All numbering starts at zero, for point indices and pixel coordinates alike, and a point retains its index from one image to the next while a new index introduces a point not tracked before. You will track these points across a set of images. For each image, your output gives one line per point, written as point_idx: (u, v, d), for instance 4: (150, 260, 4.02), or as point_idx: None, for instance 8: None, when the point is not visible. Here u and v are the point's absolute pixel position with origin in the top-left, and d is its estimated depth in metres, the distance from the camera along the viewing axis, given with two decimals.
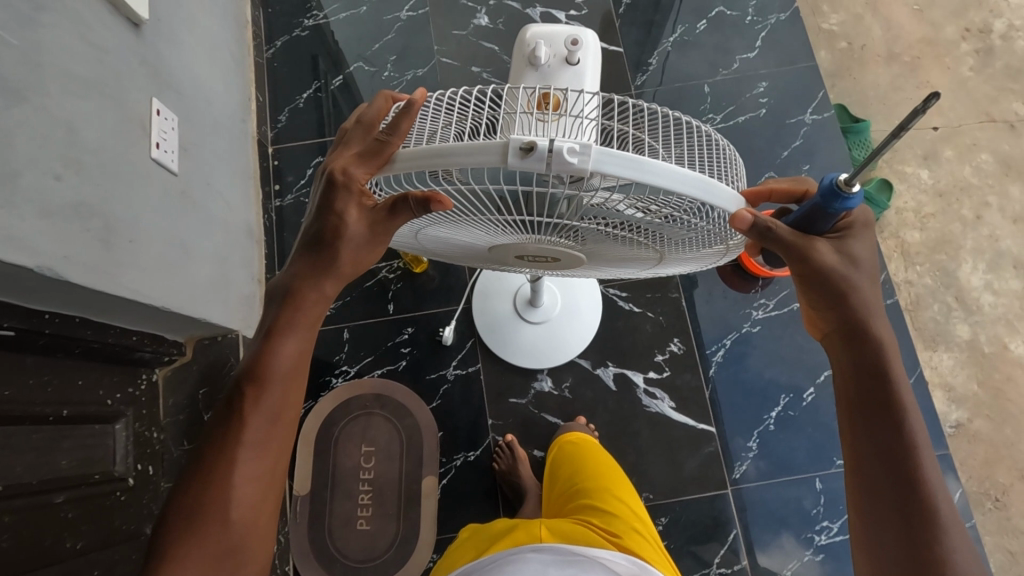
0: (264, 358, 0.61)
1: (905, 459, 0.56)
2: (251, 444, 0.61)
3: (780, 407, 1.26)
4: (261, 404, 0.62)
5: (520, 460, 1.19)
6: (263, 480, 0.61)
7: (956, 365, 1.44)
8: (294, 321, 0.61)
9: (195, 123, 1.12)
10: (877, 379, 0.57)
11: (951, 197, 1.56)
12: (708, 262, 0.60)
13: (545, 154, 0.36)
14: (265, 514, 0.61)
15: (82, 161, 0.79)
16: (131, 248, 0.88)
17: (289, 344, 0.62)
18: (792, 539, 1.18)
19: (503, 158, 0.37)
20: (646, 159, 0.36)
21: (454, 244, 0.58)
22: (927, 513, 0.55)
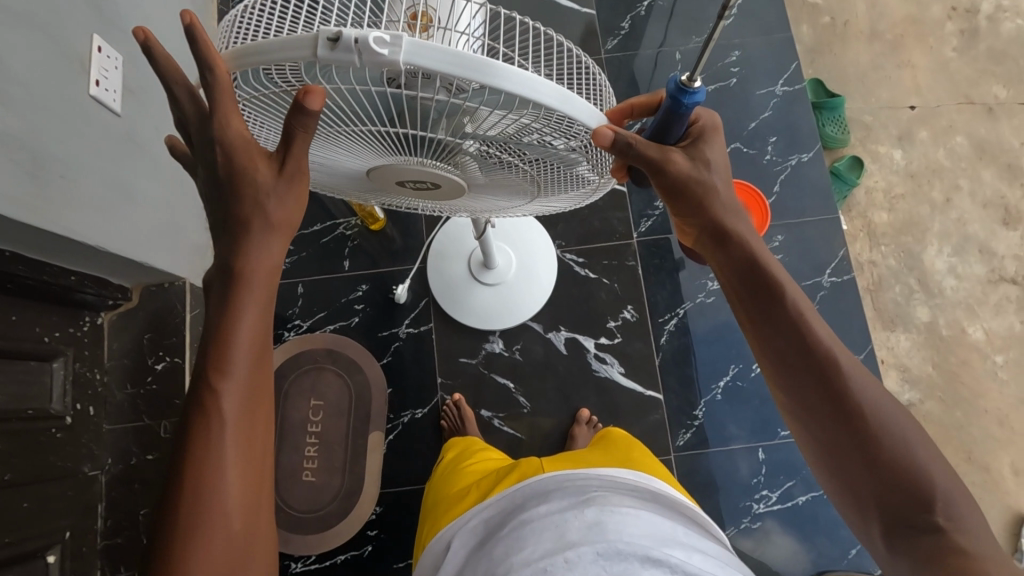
0: (220, 343, 0.52)
1: (810, 346, 0.55)
2: (231, 439, 0.53)
3: (728, 378, 1.26)
4: (232, 391, 0.53)
5: (466, 419, 1.19)
6: (249, 474, 0.54)
7: (912, 347, 1.44)
8: (246, 298, 0.53)
9: (143, 65, 1.10)
10: (755, 270, 0.57)
11: (921, 179, 1.55)
12: (590, 194, 0.60)
13: (352, 44, 0.35)
14: (264, 510, 0.56)
15: (6, 92, 0.77)
16: (63, 183, 0.86)
17: (246, 320, 0.53)
18: (732, 508, 1.20)
19: (315, 50, 0.36)
20: (489, 64, 0.36)
21: (334, 171, 0.58)
22: (849, 391, 0.54)
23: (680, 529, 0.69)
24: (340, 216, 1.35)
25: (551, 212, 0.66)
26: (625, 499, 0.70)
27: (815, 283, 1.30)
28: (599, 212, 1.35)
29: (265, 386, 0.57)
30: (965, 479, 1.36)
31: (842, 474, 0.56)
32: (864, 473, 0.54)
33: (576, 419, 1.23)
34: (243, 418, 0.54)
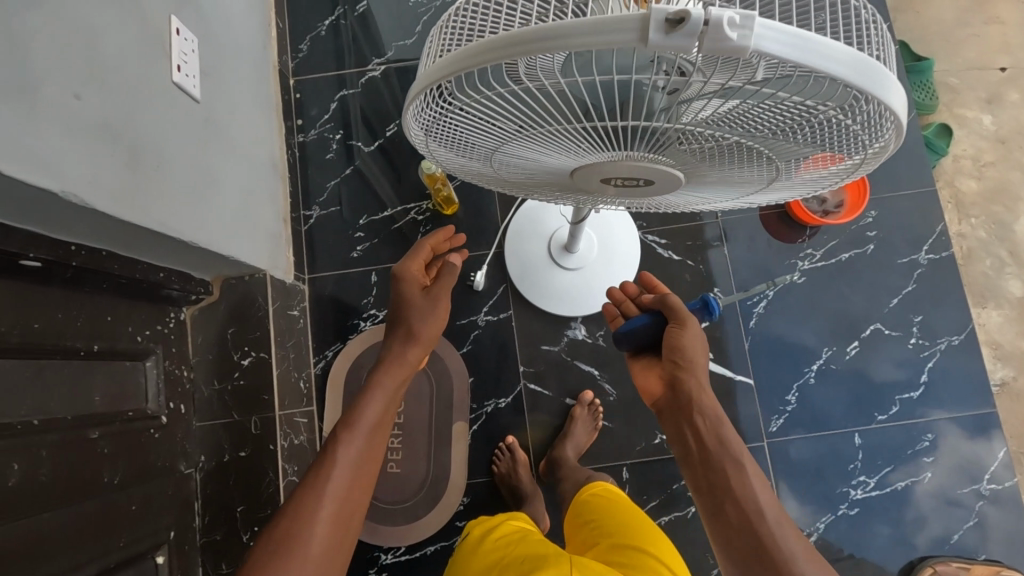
0: (356, 411, 0.78)
1: (727, 482, 0.73)
2: (336, 482, 0.71)
3: (820, 361, 1.21)
4: (349, 446, 0.74)
5: (520, 464, 1.16)
6: (342, 512, 0.70)
7: (1005, 322, 1.37)
8: (378, 384, 0.81)
9: (216, 46, 1.04)
10: (699, 417, 0.78)
11: (1013, 144, 1.46)
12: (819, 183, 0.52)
13: (697, 27, 0.29)
14: (338, 555, 0.68)
15: (101, 82, 0.72)
16: (157, 177, 0.81)
17: (373, 399, 0.79)
18: (828, 494, 1.17)
19: (642, 38, 0.30)
20: (805, 33, 0.30)
21: (523, 172, 0.54)
22: (762, 523, 0.69)
23: None
24: (412, 201, 1.30)
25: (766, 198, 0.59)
26: None
27: (911, 261, 1.24)
28: None
29: (374, 462, 0.77)
30: None
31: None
32: None
33: (576, 401, 1.20)
34: (342, 468, 0.72)
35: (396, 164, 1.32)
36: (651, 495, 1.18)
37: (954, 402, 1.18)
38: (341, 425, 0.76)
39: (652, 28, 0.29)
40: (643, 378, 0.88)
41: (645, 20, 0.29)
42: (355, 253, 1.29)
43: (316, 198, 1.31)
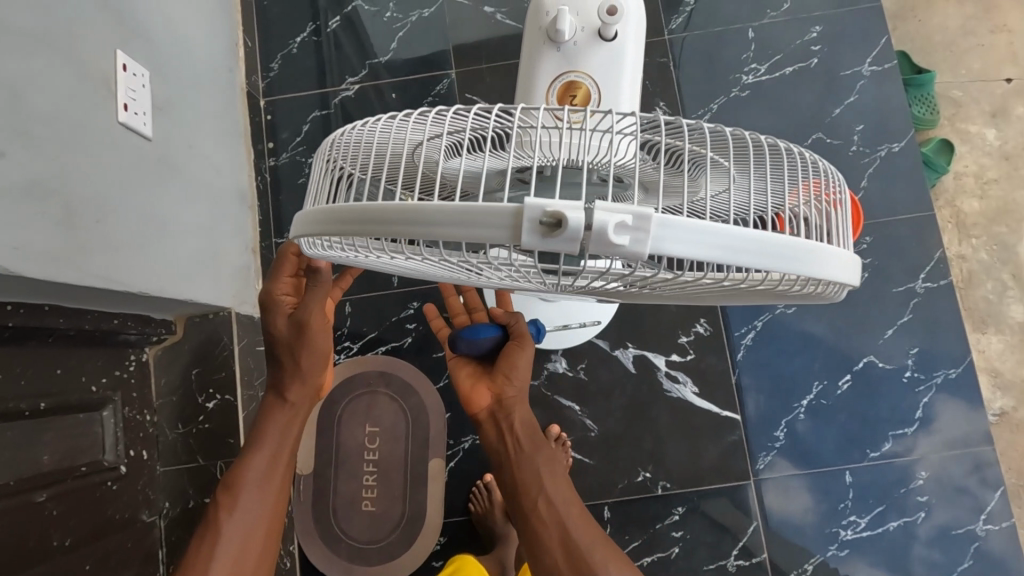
0: (244, 464, 0.78)
1: (545, 499, 0.71)
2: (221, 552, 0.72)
3: (810, 396, 1.17)
4: (235, 512, 0.75)
5: (496, 505, 1.13)
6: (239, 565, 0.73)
7: (1005, 349, 1.31)
8: (264, 433, 0.80)
9: (172, 77, 0.99)
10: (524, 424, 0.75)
11: (1017, 161, 1.39)
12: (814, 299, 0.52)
13: (577, 231, 0.33)
14: None
15: (31, 138, 0.68)
16: (99, 229, 0.77)
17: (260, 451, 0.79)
18: (816, 534, 1.13)
19: (517, 234, 0.33)
20: (703, 223, 0.33)
21: (478, 277, 0.57)
22: (576, 543, 0.68)
23: None
24: None
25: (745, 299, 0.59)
26: None
27: (907, 290, 1.18)
28: None
29: (270, 519, 0.77)
30: None
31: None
32: None
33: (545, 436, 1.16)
34: (234, 521, 0.75)
35: None
36: (633, 535, 1.14)
37: (949, 439, 1.13)
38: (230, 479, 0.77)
39: (524, 228, 0.33)
40: (467, 384, 0.79)
41: (520, 217, 0.33)
42: None
43: (288, 225, 1.26)
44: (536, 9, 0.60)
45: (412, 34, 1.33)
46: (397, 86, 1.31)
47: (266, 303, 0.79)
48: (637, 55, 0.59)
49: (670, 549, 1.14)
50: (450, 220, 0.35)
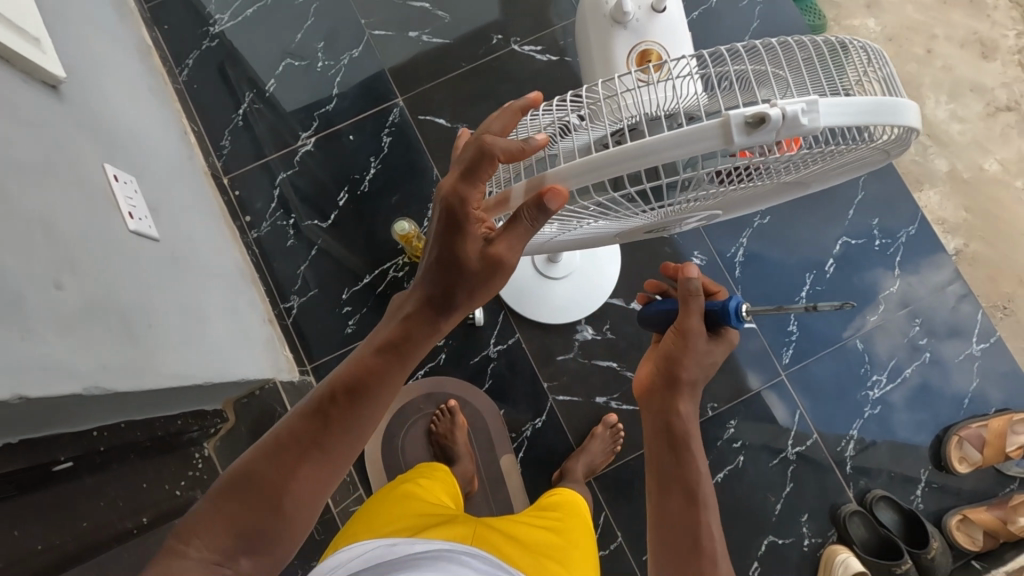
0: (369, 394, 0.59)
1: (688, 490, 0.75)
2: (323, 458, 0.57)
3: (807, 287, 1.30)
4: (352, 418, 0.58)
5: (457, 427, 1.19)
6: (327, 486, 0.57)
7: (943, 198, 1.50)
8: (399, 367, 0.60)
9: (151, 178, 1.01)
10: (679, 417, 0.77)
11: (900, 39, 1.59)
12: (868, 164, 0.61)
13: (774, 124, 0.40)
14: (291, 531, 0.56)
15: (78, 266, 0.71)
16: (154, 332, 0.80)
17: (382, 395, 0.60)
18: (852, 402, 1.26)
19: (726, 137, 0.41)
20: (844, 99, 0.42)
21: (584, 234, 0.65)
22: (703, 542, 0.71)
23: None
24: (386, 260, 1.29)
25: (802, 189, 0.68)
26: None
27: None
28: None
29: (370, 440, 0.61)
30: None
31: (665, 572, 0.71)
32: None
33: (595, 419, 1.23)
34: (332, 447, 0.57)
35: (359, 230, 1.31)
36: None
37: (926, 284, 1.30)
38: (351, 399, 0.58)
39: (733, 130, 0.40)
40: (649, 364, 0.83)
41: (727, 126, 0.41)
42: (348, 329, 1.27)
43: (291, 288, 1.29)
44: (596, 3, 0.77)
45: (348, 75, 1.38)
46: (352, 127, 1.35)
47: (451, 198, 0.52)
48: (684, 20, 0.77)
49: (736, 459, 1.24)
50: (669, 146, 0.42)
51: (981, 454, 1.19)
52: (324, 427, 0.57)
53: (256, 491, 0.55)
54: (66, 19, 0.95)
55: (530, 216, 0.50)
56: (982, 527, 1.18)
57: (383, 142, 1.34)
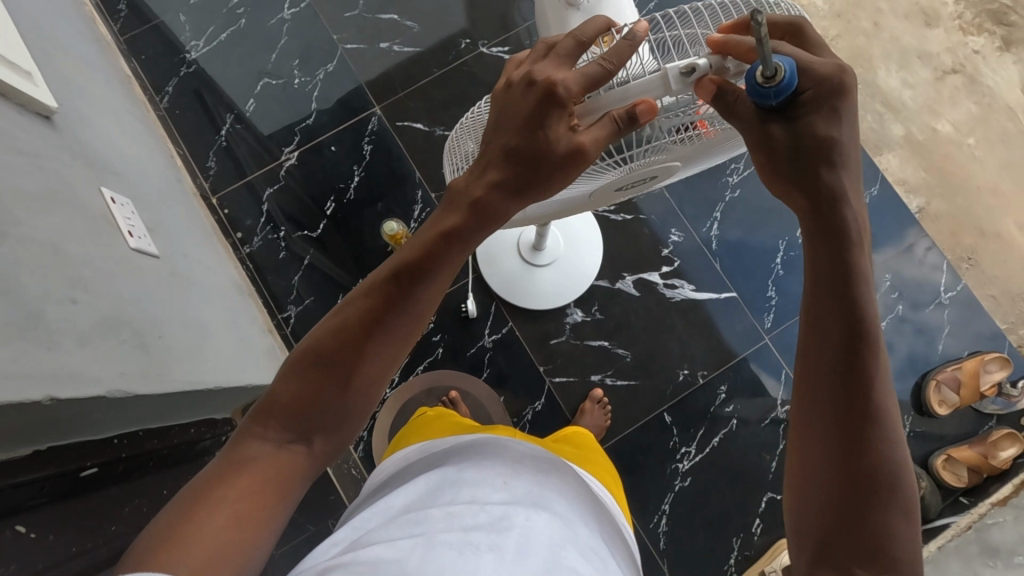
0: (431, 280, 0.55)
1: (864, 432, 0.51)
2: (375, 352, 0.55)
3: (781, 253, 1.36)
4: (409, 310, 0.55)
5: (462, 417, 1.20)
6: (385, 376, 0.56)
7: (902, 161, 1.57)
8: (463, 248, 0.55)
9: (145, 200, 1.05)
10: (857, 320, 0.52)
11: (848, 15, 1.67)
12: None
13: (700, 72, 0.49)
14: (342, 429, 0.56)
15: (89, 283, 0.75)
16: (163, 343, 0.85)
17: (442, 279, 0.55)
18: None
19: (667, 85, 0.49)
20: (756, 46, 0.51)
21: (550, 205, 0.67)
22: (885, 471, 0.51)
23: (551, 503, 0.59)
24: (377, 264, 1.34)
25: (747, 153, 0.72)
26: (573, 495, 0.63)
27: None
28: None
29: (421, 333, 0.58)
30: (988, 250, 1.52)
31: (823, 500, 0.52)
32: (836, 521, 0.51)
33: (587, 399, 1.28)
34: (392, 335, 0.55)
35: (349, 236, 1.35)
36: (697, 427, 1.29)
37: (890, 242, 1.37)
38: (409, 288, 0.54)
39: (672, 76, 0.48)
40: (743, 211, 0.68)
41: (666, 77, 0.49)
42: None
43: (287, 298, 1.32)
44: None
45: (325, 90, 1.42)
46: (333, 139, 1.40)
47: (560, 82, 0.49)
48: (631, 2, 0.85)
49: (730, 423, 1.29)
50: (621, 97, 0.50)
51: (958, 395, 1.26)
52: (383, 316, 0.54)
53: (320, 381, 0.54)
54: (48, 54, 0.98)
55: (620, 129, 0.50)
56: (966, 464, 1.24)
57: (365, 151, 1.39)
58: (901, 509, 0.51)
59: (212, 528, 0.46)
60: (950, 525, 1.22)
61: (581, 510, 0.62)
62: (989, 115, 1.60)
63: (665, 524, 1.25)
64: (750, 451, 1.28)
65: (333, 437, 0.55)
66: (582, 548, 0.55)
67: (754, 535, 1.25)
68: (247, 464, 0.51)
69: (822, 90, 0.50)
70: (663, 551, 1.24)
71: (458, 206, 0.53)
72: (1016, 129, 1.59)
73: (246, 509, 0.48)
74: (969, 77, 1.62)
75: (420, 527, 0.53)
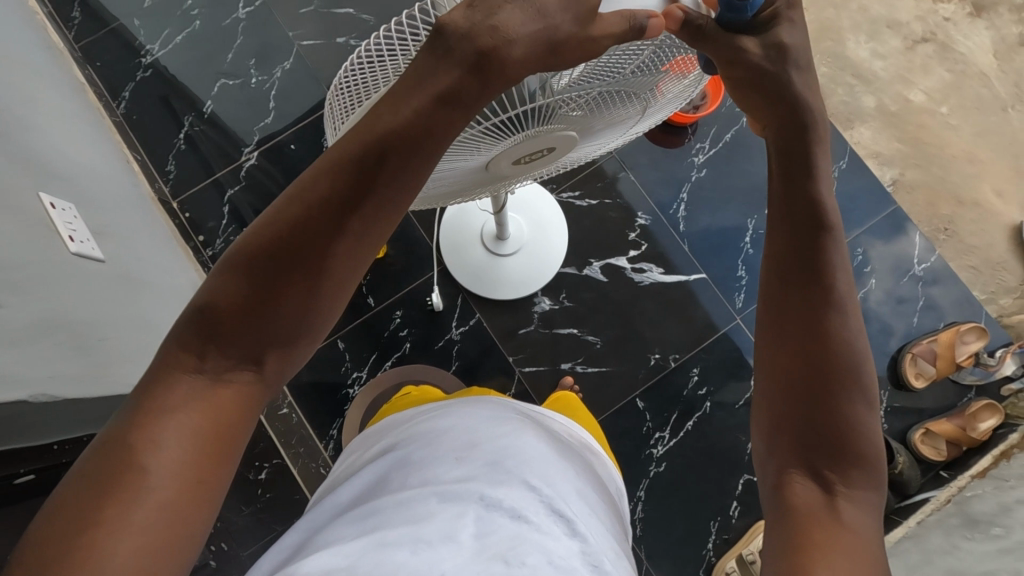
0: (387, 186, 0.44)
1: (825, 324, 0.52)
2: (343, 251, 0.45)
3: (751, 231, 1.34)
4: (386, 192, 0.44)
5: None
6: (355, 275, 0.47)
7: (875, 133, 1.54)
8: (442, 141, 0.44)
9: (95, 204, 1.04)
10: (818, 209, 0.53)
11: None
12: (685, 98, 0.61)
13: None
14: (300, 338, 0.47)
15: (22, 288, 0.74)
16: (103, 345, 0.85)
17: (420, 164, 0.44)
18: None
19: None
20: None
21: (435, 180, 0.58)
22: (855, 368, 0.51)
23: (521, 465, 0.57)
24: None
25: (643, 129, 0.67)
26: (543, 435, 0.64)
27: None
28: None
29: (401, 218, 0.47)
30: (966, 220, 1.49)
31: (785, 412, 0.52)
32: (803, 426, 0.51)
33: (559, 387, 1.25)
34: (370, 226, 0.45)
35: None
36: (671, 411, 1.27)
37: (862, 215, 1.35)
38: (359, 199, 0.44)
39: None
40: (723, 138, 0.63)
41: None
42: None
43: None
44: None
45: (283, 88, 1.41)
46: (293, 137, 1.38)
47: None
48: None
49: (704, 406, 1.27)
50: None
51: (934, 367, 1.25)
52: (343, 220, 0.44)
53: (261, 302, 0.44)
54: None
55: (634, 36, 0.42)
56: (944, 437, 1.23)
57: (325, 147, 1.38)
58: (866, 400, 0.51)
59: (155, 477, 0.40)
60: (928, 500, 1.20)
61: (554, 448, 0.63)
62: (963, 82, 1.57)
63: (641, 511, 1.23)
64: (725, 432, 1.26)
65: (286, 362, 0.46)
66: (542, 511, 0.53)
67: (732, 518, 1.23)
68: (177, 408, 0.43)
69: (777, 7, 0.48)
70: (640, 538, 1.22)
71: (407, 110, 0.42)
72: (990, 95, 1.56)
73: (177, 468, 0.41)
74: (941, 44, 1.59)
75: (371, 522, 0.51)
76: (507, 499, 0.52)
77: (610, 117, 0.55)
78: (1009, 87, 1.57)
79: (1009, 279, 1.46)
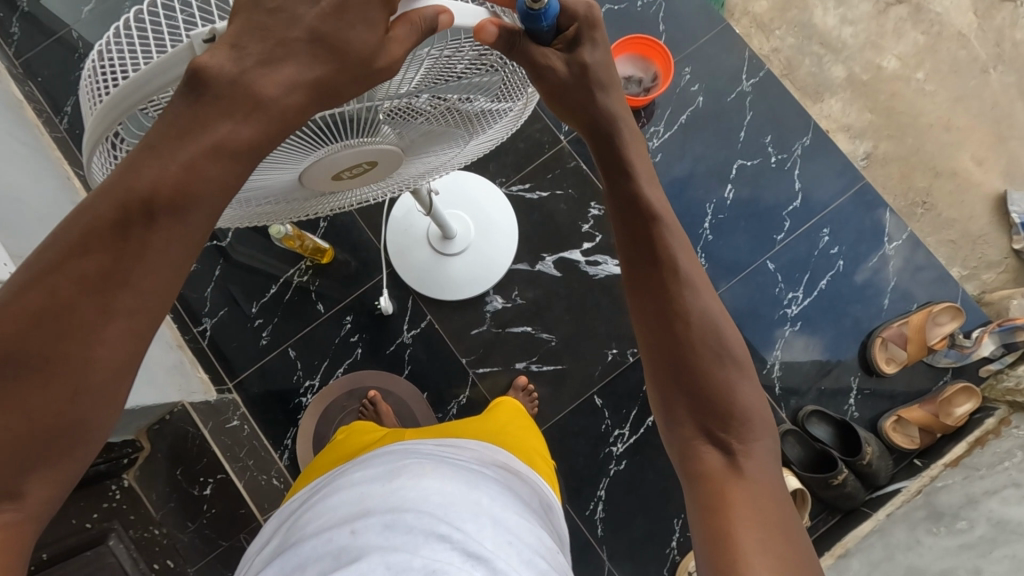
0: (154, 241, 0.39)
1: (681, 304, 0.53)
2: (100, 337, 0.39)
3: (710, 216, 1.28)
4: (144, 259, 0.39)
5: (383, 415, 1.16)
6: (129, 359, 0.40)
7: (846, 105, 1.46)
8: (208, 189, 0.39)
9: (20, 226, 1.02)
10: (640, 207, 0.54)
11: None
12: (513, 119, 0.62)
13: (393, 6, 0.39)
14: (62, 449, 0.40)
15: None
16: None
17: (189, 222, 0.40)
18: (771, 323, 1.24)
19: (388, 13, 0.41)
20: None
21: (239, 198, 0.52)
22: (722, 346, 0.52)
23: (424, 512, 0.53)
24: (289, 268, 1.29)
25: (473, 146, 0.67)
26: (446, 468, 0.61)
27: (739, 95, 1.31)
28: (519, 133, 1.32)
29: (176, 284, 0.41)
30: (944, 192, 1.41)
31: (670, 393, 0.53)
32: (690, 406, 0.52)
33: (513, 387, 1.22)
34: (139, 300, 0.40)
35: (258, 242, 1.30)
36: (629, 407, 1.23)
37: (827, 195, 1.28)
38: (124, 263, 0.39)
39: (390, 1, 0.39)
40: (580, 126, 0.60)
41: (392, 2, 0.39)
42: (263, 341, 1.28)
43: (201, 310, 1.28)
44: None
45: None
46: None
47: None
48: None
49: None
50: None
51: (905, 351, 1.19)
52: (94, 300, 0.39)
53: (8, 418, 0.38)
54: None
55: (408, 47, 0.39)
56: (917, 425, 1.18)
57: None
58: (735, 363, 0.53)
59: None
60: (899, 491, 1.15)
61: (461, 479, 0.60)
62: (939, 45, 1.48)
63: (602, 511, 1.20)
64: None
65: (54, 479, 0.40)
66: (457, 560, 0.50)
67: None
68: None
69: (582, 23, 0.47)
70: (601, 538, 1.19)
71: (168, 167, 0.38)
72: (969, 57, 1.47)
73: None
74: (915, 5, 1.49)
75: None
76: (419, 557, 0.49)
77: (436, 129, 0.53)
78: (988, 47, 1.47)
79: (991, 253, 1.38)
